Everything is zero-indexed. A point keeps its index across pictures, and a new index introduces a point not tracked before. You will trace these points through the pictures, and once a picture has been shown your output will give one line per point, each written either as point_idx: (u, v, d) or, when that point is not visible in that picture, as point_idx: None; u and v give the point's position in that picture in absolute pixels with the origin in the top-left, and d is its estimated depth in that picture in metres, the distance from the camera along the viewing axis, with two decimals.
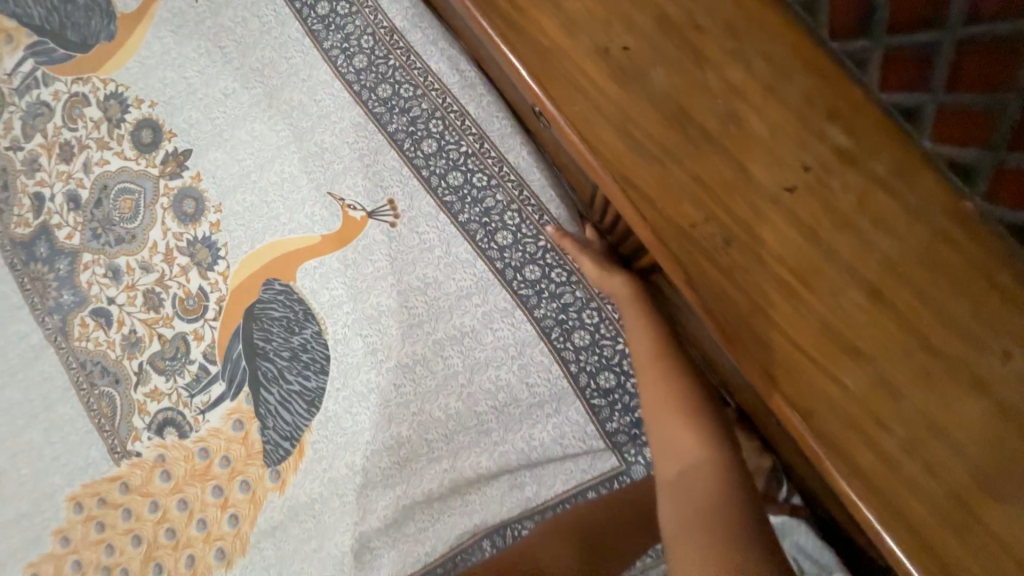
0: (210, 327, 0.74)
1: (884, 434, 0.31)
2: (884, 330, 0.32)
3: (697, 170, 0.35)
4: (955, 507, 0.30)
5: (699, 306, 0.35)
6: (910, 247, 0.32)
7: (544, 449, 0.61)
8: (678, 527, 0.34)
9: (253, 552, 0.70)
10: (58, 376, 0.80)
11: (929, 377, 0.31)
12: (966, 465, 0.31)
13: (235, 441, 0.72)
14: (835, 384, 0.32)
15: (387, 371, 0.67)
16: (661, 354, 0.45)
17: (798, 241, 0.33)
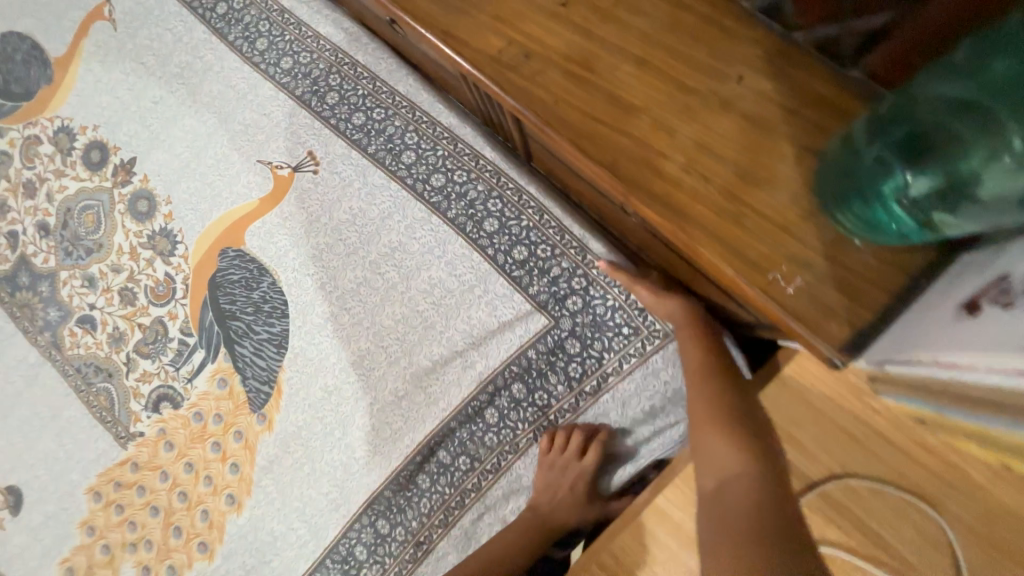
0: (181, 305, 0.82)
1: (666, 162, 0.40)
2: (650, 85, 0.41)
3: (492, 8, 0.45)
4: (730, 202, 0.39)
5: (515, 105, 0.44)
6: (656, 20, 0.42)
7: (482, 325, 0.69)
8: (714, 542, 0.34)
9: (258, 491, 0.78)
10: (58, 387, 0.89)
11: (688, 109, 0.40)
12: (732, 167, 0.39)
13: (222, 398, 0.80)
14: (625, 136, 0.41)
15: (336, 300, 0.75)
16: (709, 376, 0.50)
17: (573, 38, 0.43)
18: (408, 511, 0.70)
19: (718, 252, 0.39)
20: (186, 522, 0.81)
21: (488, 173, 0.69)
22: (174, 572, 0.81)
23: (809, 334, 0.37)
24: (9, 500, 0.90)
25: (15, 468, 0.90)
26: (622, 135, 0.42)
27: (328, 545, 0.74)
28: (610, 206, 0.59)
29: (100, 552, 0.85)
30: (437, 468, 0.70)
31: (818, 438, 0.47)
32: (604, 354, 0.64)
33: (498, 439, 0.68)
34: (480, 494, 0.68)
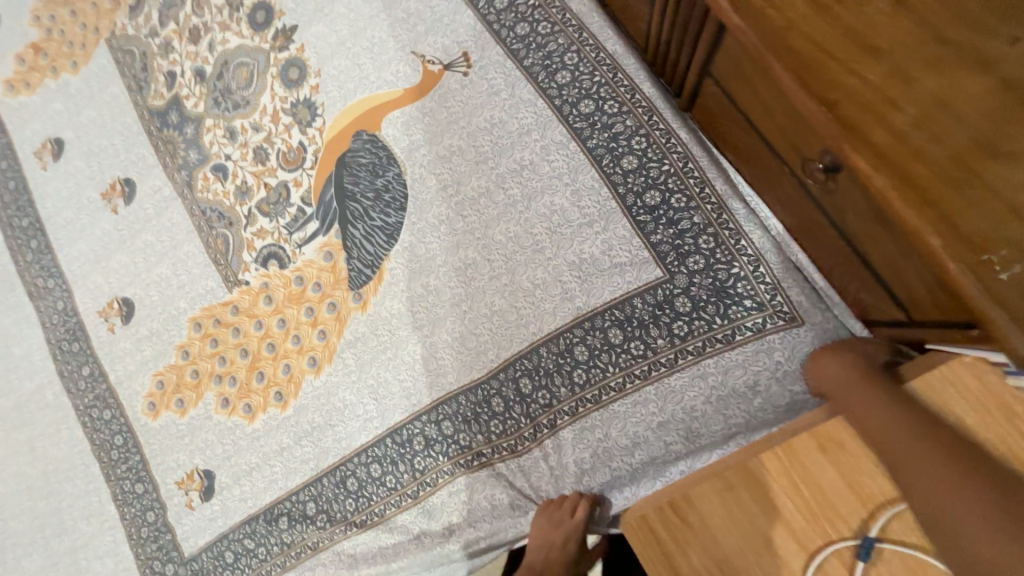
0: (307, 175, 0.87)
1: (897, 112, 0.38)
2: (902, 28, 0.39)
3: None
4: (956, 168, 0.36)
5: (743, 25, 0.43)
6: None
7: (592, 260, 0.69)
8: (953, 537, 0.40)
9: (338, 361, 0.84)
10: (183, 223, 0.97)
11: (939, 61, 0.38)
12: (972, 132, 0.36)
13: (325, 269, 0.85)
14: (856, 76, 0.39)
15: (454, 203, 0.77)
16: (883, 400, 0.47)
17: None
18: (476, 423, 0.74)
19: (925, 215, 0.36)
20: (269, 371, 0.89)
21: (641, 110, 0.67)
22: (249, 411, 0.90)
23: (1010, 326, 0.34)
24: (121, 309, 1.00)
25: (129, 284, 1.00)
26: (853, 75, 0.39)
27: (392, 425, 0.79)
28: (775, 171, 0.57)
29: (189, 375, 0.95)
30: (514, 393, 0.72)
31: None
32: (715, 319, 0.63)
33: (585, 376, 0.69)
34: (552, 431, 0.70)
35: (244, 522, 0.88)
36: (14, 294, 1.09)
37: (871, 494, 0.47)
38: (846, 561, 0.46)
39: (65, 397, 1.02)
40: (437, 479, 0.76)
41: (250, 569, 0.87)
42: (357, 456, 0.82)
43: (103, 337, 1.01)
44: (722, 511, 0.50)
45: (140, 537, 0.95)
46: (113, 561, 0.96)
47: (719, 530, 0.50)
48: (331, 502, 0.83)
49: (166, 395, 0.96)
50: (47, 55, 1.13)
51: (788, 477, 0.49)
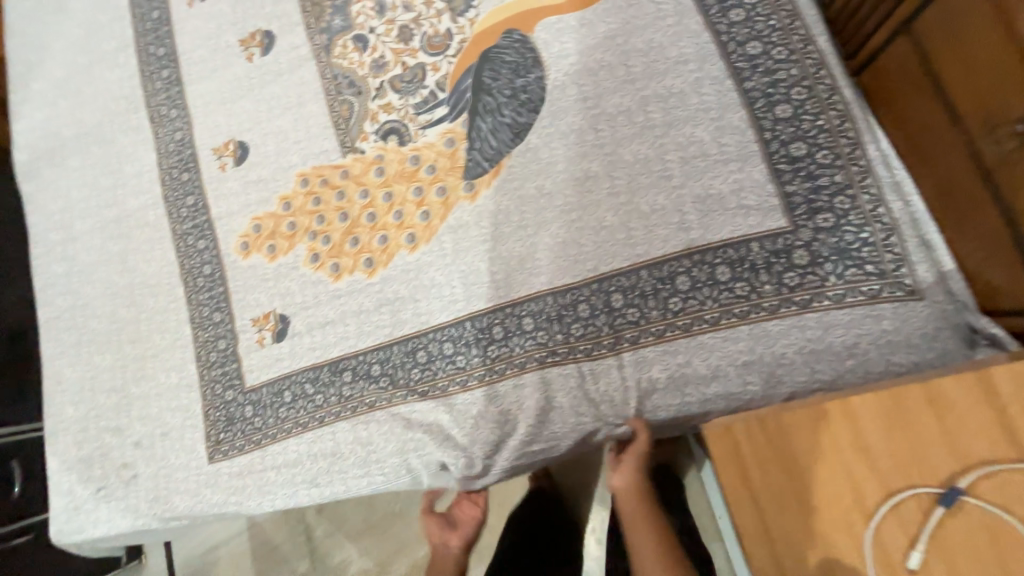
0: (447, 62, 0.90)
1: None
2: None
3: None
4: None
5: None
6: None
7: (718, 196, 0.71)
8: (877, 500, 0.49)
9: (435, 243, 0.87)
10: (312, 83, 1.01)
11: None
12: None
13: (443, 154, 0.88)
14: None
15: (590, 117, 0.78)
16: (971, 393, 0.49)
17: None
18: (557, 326, 0.77)
19: None
20: (365, 238, 0.93)
21: (810, 61, 0.67)
22: (336, 270, 0.95)
23: None
24: (235, 152, 1.05)
25: (248, 130, 1.05)
26: None
27: (473, 312, 0.83)
28: (944, 144, 0.60)
29: (286, 226, 1.00)
30: (604, 307, 0.75)
31: None
32: (829, 277, 0.65)
33: (681, 305, 0.71)
34: (634, 350, 0.73)
35: (310, 368, 0.94)
36: (137, 116, 1.15)
37: (969, 452, 0.48)
38: (925, 507, 0.48)
39: (165, 221, 1.09)
40: (506, 370, 0.80)
41: (303, 413, 0.93)
42: (433, 333, 0.86)
43: (213, 174, 1.06)
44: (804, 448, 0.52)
45: (206, 361, 1.02)
46: (177, 376, 1.04)
47: (806, 452, 0.52)
48: (396, 368, 0.88)
49: (260, 239, 1.01)
50: None
51: (892, 422, 0.50)
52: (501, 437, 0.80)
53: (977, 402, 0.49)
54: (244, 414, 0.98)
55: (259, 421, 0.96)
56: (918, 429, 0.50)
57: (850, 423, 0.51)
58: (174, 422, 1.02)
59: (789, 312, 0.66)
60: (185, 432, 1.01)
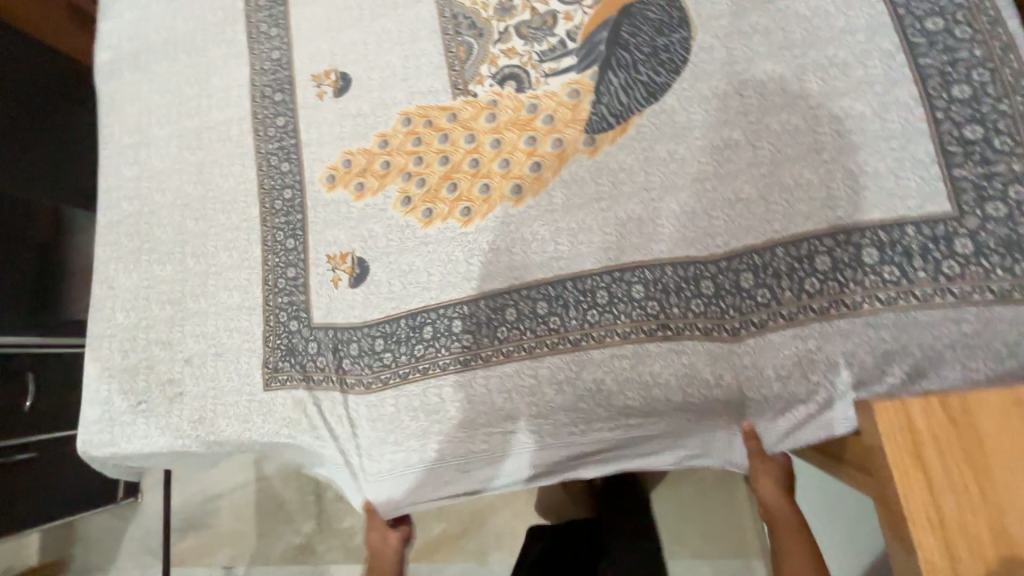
0: (582, 12, 0.86)
1: None
2: None
3: None
4: None
5: None
6: None
7: (874, 174, 0.66)
8: None
9: (544, 196, 0.82)
10: (429, 20, 0.97)
11: None
12: None
13: (564, 105, 0.84)
14: None
15: (737, 81, 0.74)
16: None
17: None
18: (674, 297, 0.72)
19: None
20: (464, 185, 0.88)
21: (998, 42, 0.64)
22: (428, 216, 0.89)
23: None
24: (336, 80, 1.01)
25: (352, 58, 1.01)
26: None
27: (577, 272, 0.78)
28: None
29: (379, 163, 0.95)
30: (730, 282, 0.70)
31: None
32: (991, 273, 0.60)
33: (819, 286, 0.66)
34: (759, 332, 0.68)
35: (386, 317, 0.88)
36: (233, 30, 1.12)
37: None
38: None
39: (249, 137, 1.05)
40: (607, 337, 0.74)
41: (374, 357, 0.87)
42: (528, 290, 0.80)
43: (309, 98, 1.02)
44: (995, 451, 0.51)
45: (273, 286, 0.97)
46: (239, 297, 0.99)
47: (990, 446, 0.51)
48: (481, 325, 0.81)
49: (349, 171, 0.96)
50: None
51: None
52: (596, 415, 0.76)
53: None
54: (306, 346, 0.92)
55: (322, 358, 0.91)
56: None
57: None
58: (231, 343, 0.97)
59: (939, 305, 0.61)
60: (241, 355, 0.96)
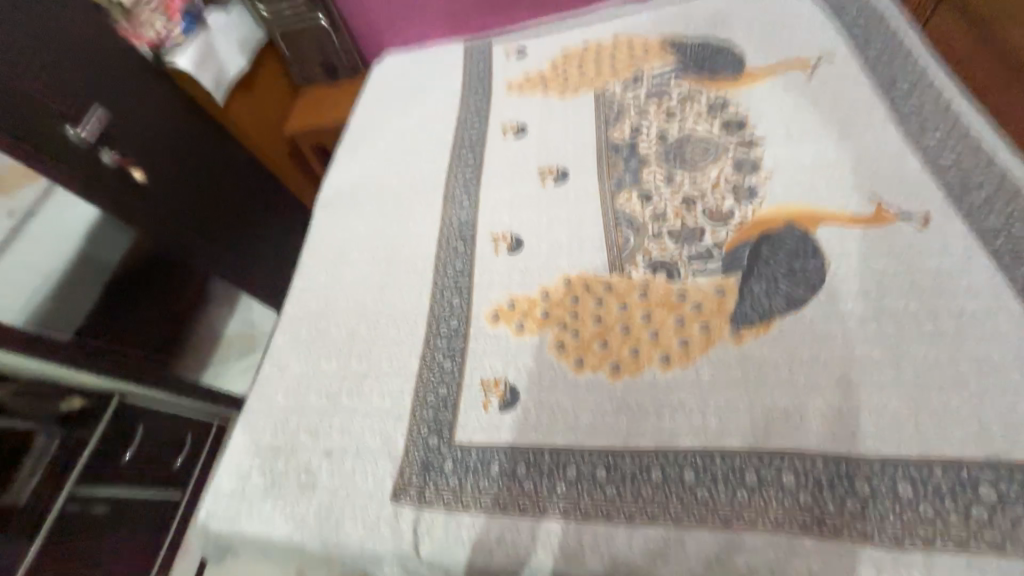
0: (726, 230, 1.09)
1: None
2: None
3: None
4: None
5: None
6: None
7: (1022, 418, 0.75)
8: None
9: (691, 370, 0.94)
10: (593, 213, 1.25)
11: None
12: None
13: (711, 298, 1.01)
14: None
15: (872, 310, 0.89)
16: None
17: None
18: (828, 493, 0.76)
19: None
20: (615, 345, 1.03)
21: None
22: (579, 363, 1.03)
23: None
24: (511, 241, 1.28)
25: (526, 228, 1.29)
26: None
27: (725, 448, 0.85)
28: None
29: (538, 312, 1.13)
30: (887, 490, 0.74)
31: None
32: None
33: (986, 516, 0.70)
34: (926, 549, 0.71)
35: (530, 449, 0.95)
36: (433, 192, 1.47)
37: None
38: None
39: (430, 271, 1.30)
40: (759, 520, 0.78)
41: (507, 492, 0.92)
42: (675, 456, 0.86)
43: (486, 252, 1.28)
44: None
45: (423, 399, 1.09)
46: (391, 403, 1.11)
47: None
48: (626, 479, 0.87)
49: (511, 313, 1.15)
50: (544, 80, 1.63)
51: None
52: None
53: None
54: (442, 466, 0.98)
55: (456, 482, 0.95)
56: None
57: None
58: (372, 445, 1.05)
59: None
60: (379, 458, 1.03)
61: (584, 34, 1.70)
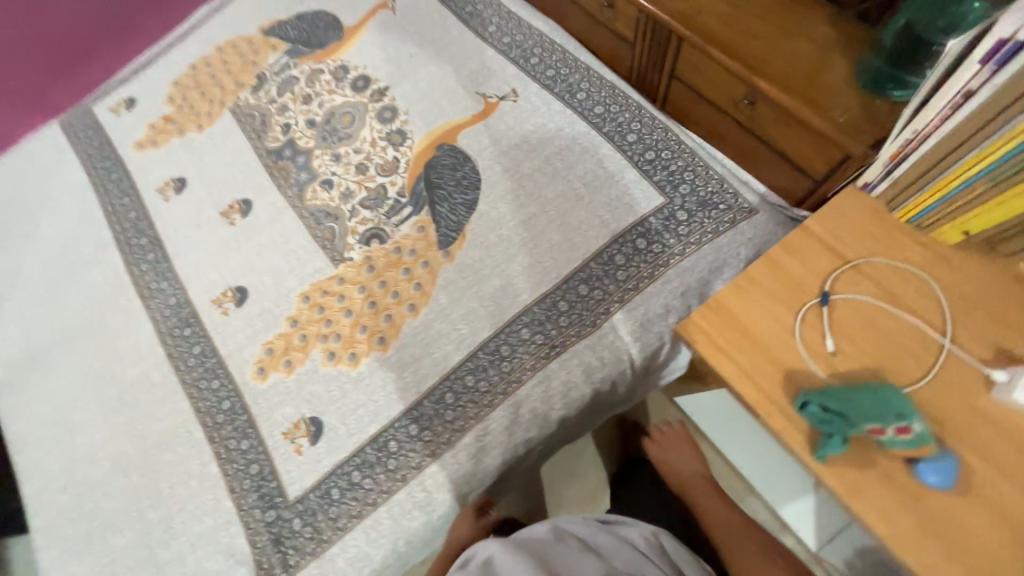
0: (401, 177, 1.20)
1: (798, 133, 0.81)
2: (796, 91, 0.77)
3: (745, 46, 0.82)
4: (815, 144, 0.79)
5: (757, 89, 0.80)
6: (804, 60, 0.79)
7: (617, 196, 1.02)
8: (858, 342, 0.71)
9: (432, 303, 1.07)
10: (293, 224, 1.24)
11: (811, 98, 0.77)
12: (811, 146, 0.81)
13: (419, 238, 1.13)
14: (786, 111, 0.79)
15: (517, 179, 1.10)
16: (869, 241, 0.75)
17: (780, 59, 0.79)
18: (549, 323, 0.98)
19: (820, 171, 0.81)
20: (372, 323, 1.10)
21: (633, 107, 1.07)
22: (354, 358, 1.08)
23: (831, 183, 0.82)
24: (235, 295, 1.20)
25: (242, 275, 1.22)
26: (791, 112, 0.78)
27: (480, 343, 1.01)
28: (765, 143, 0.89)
29: (297, 340, 1.13)
30: (576, 297, 0.98)
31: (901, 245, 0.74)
32: (706, 221, 0.95)
33: (627, 274, 0.97)
34: (608, 317, 0.96)
35: (354, 455, 1.00)
36: (125, 299, 1.27)
37: (892, 282, 0.73)
38: (885, 330, 0.71)
39: (172, 376, 1.17)
40: (522, 376, 0.96)
41: (355, 502, 0.96)
42: (454, 374, 1.00)
43: (216, 320, 1.19)
44: (814, 278, 0.75)
45: (240, 489, 1.03)
46: (212, 518, 1.03)
47: (832, 332, 0.72)
48: (432, 418, 0.98)
49: (274, 359, 1.12)
50: (174, 122, 1.47)
51: (852, 294, 0.73)
52: (547, 438, 0.94)
53: (867, 251, 0.75)
54: (291, 528, 0.97)
55: (310, 529, 0.96)
56: (838, 274, 0.75)
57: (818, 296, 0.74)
58: (219, 565, 0.99)
59: (698, 251, 0.94)
60: (233, 571, 0.97)
61: (186, 56, 1.55)
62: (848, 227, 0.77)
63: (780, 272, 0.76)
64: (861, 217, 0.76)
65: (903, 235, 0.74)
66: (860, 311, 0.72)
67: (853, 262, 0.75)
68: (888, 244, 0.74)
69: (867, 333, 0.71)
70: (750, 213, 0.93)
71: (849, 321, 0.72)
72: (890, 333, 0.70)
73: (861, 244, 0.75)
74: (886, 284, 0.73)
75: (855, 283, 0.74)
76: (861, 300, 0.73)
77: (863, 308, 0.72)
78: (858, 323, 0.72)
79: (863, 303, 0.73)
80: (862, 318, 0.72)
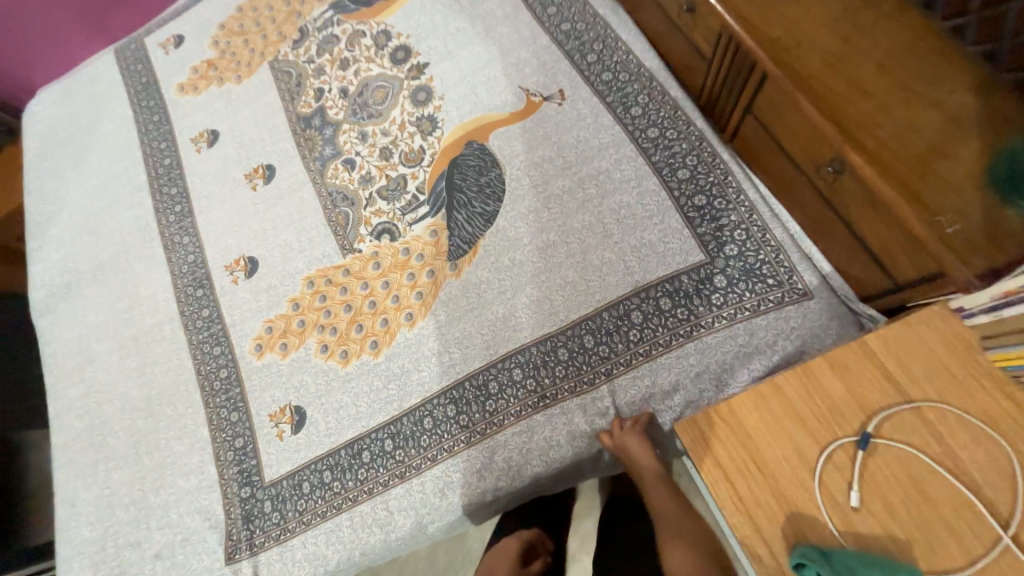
0: (423, 170, 1.10)
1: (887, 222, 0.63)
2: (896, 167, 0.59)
3: (841, 96, 0.65)
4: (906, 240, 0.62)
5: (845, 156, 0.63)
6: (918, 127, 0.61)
7: (650, 243, 0.89)
8: (884, 498, 0.58)
9: (430, 317, 1.01)
10: (311, 202, 1.20)
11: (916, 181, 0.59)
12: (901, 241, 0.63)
13: (429, 243, 1.05)
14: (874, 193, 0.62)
15: (542, 198, 0.98)
16: (934, 377, 0.61)
17: (882, 124, 0.62)
18: (544, 369, 0.90)
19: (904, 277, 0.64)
20: (368, 324, 1.06)
21: (693, 137, 0.91)
22: (345, 356, 1.06)
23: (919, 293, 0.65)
24: (246, 265, 1.20)
25: (256, 246, 1.21)
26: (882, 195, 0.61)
27: (470, 372, 0.95)
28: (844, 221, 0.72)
29: (295, 324, 1.12)
30: (579, 347, 0.89)
31: (973, 392, 0.59)
32: (746, 295, 0.82)
33: (640, 335, 0.86)
34: (609, 379, 0.87)
35: (328, 455, 1.00)
36: (151, 246, 1.31)
37: (951, 436, 0.58)
38: (923, 492, 0.57)
39: (181, 333, 1.20)
40: (505, 419, 0.90)
41: (322, 500, 0.97)
42: (437, 398, 0.96)
43: (226, 287, 1.20)
44: (852, 405, 0.62)
45: (225, 459, 1.07)
46: (196, 479, 1.08)
47: (852, 476, 0.60)
48: (408, 439, 0.95)
49: (273, 339, 1.12)
50: (216, 68, 1.43)
51: (893, 436, 0.60)
52: (517, 488, 0.90)
53: (927, 388, 0.61)
54: (262, 510, 1.01)
55: (278, 516, 1.00)
56: (881, 407, 0.61)
57: (847, 428, 0.62)
58: (195, 525, 1.04)
59: (728, 329, 0.81)
60: (206, 534, 1.03)
61: None
62: (914, 352, 0.63)
63: (815, 387, 0.64)
64: (932, 344, 0.62)
65: (984, 384, 0.59)
66: (897, 460, 0.59)
67: (906, 397, 0.61)
68: (956, 387, 0.60)
69: (898, 489, 0.58)
70: (800, 299, 0.79)
71: (879, 468, 0.59)
72: (933, 503, 0.57)
73: (922, 378, 0.61)
74: (941, 435, 0.59)
75: (902, 425, 0.60)
76: (903, 447, 0.59)
77: (902, 457, 0.59)
78: (889, 474, 0.59)
79: (904, 451, 0.59)
80: (896, 469, 0.59)
